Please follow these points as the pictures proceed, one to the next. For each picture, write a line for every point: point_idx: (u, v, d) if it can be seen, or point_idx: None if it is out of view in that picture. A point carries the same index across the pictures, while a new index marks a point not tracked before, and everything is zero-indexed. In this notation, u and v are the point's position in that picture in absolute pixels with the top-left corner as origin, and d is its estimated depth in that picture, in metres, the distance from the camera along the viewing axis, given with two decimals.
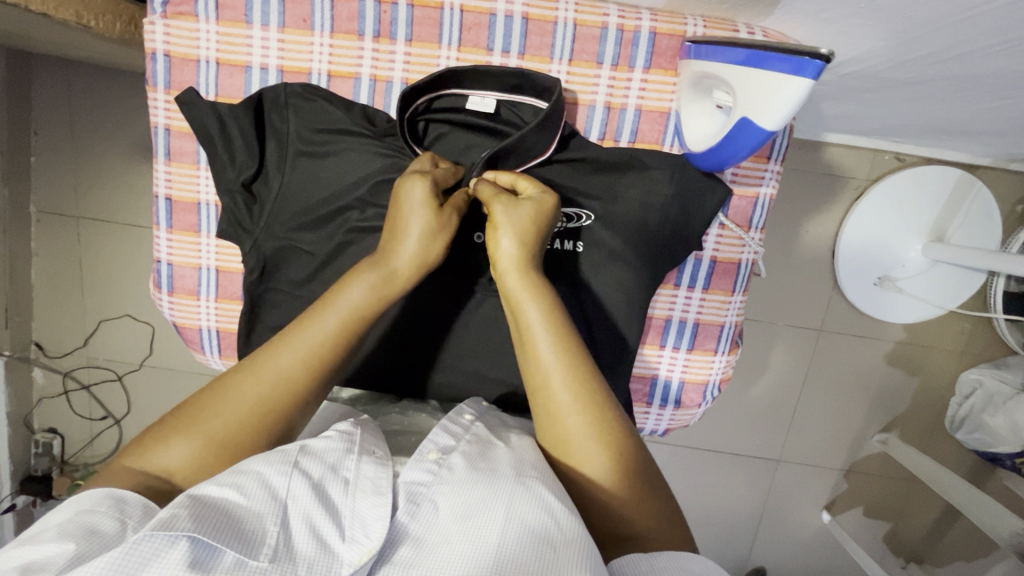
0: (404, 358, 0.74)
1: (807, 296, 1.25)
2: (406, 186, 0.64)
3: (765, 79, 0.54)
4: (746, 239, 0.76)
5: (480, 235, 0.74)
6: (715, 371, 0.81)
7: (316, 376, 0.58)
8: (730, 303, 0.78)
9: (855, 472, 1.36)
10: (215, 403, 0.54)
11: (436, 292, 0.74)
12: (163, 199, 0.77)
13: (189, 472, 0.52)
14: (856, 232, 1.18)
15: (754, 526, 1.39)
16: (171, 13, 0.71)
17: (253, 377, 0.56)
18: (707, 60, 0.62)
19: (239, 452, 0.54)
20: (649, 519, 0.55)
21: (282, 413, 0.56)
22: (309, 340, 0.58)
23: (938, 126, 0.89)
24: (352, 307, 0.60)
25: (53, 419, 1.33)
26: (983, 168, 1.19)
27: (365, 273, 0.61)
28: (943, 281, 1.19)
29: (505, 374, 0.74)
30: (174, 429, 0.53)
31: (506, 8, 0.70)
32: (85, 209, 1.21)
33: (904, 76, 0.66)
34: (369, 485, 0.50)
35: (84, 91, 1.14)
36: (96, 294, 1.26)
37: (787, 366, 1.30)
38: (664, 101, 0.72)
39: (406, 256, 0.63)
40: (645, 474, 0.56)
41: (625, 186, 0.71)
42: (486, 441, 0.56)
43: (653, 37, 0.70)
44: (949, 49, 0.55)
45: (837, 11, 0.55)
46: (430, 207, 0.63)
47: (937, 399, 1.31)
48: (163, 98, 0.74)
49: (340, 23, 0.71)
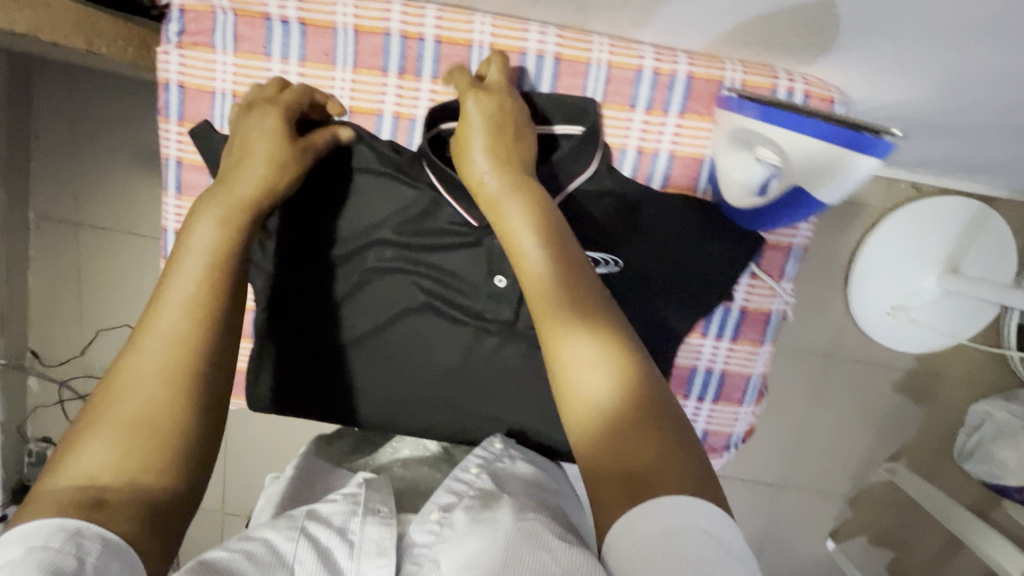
0: (422, 404, 0.72)
1: (816, 323, 1.24)
2: (258, 116, 0.64)
3: (835, 150, 0.55)
4: (779, 291, 0.74)
5: (502, 278, 0.69)
6: (740, 423, 0.79)
7: (195, 322, 0.52)
8: (758, 353, 0.76)
9: (860, 500, 1.35)
10: (117, 389, 0.49)
11: (460, 336, 0.71)
12: (172, 233, 0.74)
13: (117, 466, 0.45)
14: (870, 261, 1.16)
15: (758, 552, 1.38)
16: (186, 43, 0.69)
17: (139, 349, 0.50)
18: (753, 118, 0.60)
19: (161, 422, 0.48)
20: (633, 447, 0.45)
21: (195, 365, 0.51)
22: (178, 290, 0.53)
23: (963, 162, 0.88)
24: (207, 245, 0.56)
25: (46, 428, 1.29)
26: (1001, 199, 1.17)
27: (212, 209, 0.59)
28: (956, 312, 1.17)
29: (521, 418, 0.72)
30: (84, 428, 0.47)
31: (538, 47, 0.67)
32: (84, 215, 1.18)
33: (941, 122, 0.64)
34: (374, 547, 0.48)
35: (84, 95, 1.11)
36: (93, 302, 1.23)
37: (796, 392, 1.28)
38: (698, 147, 0.70)
39: (249, 183, 0.61)
40: (654, 400, 0.47)
41: (656, 230, 0.68)
42: (492, 492, 0.54)
43: (690, 82, 0.68)
44: (996, 101, 0.54)
45: (885, 65, 0.53)
46: (279, 134, 0.63)
47: (946, 429, 1.29)
48: (176, 130, 0.72)
49: (363, 58, 0.70)
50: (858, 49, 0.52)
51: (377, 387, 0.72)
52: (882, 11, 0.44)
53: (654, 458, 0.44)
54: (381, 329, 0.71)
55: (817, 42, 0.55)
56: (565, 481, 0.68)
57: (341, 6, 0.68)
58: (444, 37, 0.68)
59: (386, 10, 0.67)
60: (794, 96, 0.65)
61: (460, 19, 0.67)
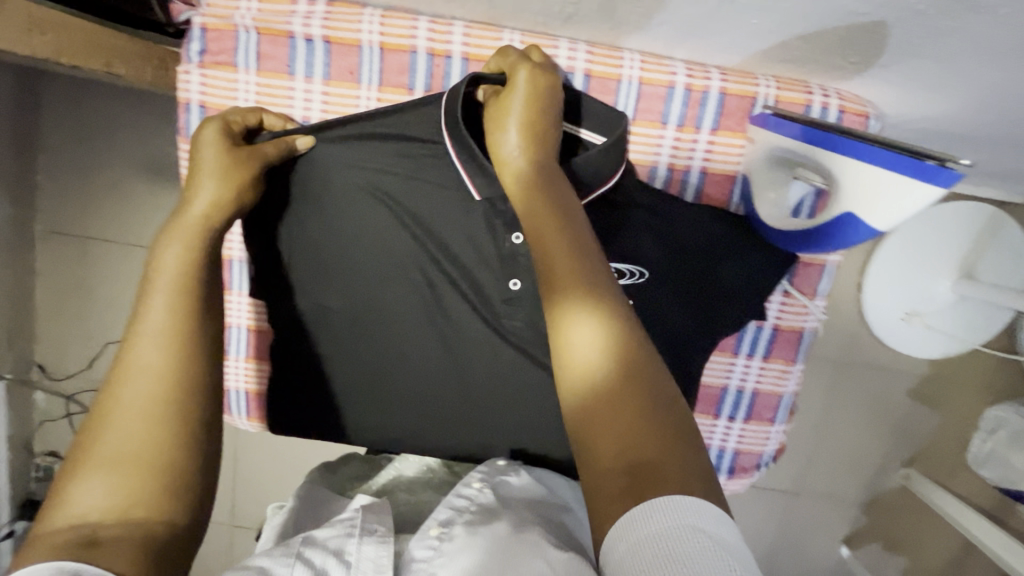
0: (445, 421, 0.70)
1: (830, 330, 1.24)
2: (197, 135, 0.61)
3: (887, 177, 0.52)
4: (812, 308, 0.72)
5: (517, 281, 0.66)
6: (771, 442, 0.78)
7: (176, 346, 0.49)
8: (790, 373, 0.76)
9: (875, 506, 1.34)
10: (98, 427, 0.45)
11: (479, 350, 0.69)
12: None
13: (109, 504, 0.43)
14: (885, 267, 1.15)
15: (772, 560, 1.37)
16: (208, 63, 0.69)
17: (120, 382, 0.47)
18: (794, 137, 0.60)
19: (148, 454, 0.45)
20: (637, 440, 0.42)
21: (175, 394, 0.47)
22: (148, 319, 0.49)
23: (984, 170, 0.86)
24: (178, 266, 0.52)
25: (54, 442, 1.27)
26: (1015, 205, 1.17)
27: (170, 230, 0.55)
28: (971, 318, 1.17)
29: (542, 436, 0.69)
30: (70, 471, 0.44)
31: (568, 63, 0.66)
32: (92, 228, 1.17)
33: (971, 135, 0.64)
34: (371, 567, 0.46)
35: (92, 106, 1.10)
36: (102, 315, 1.22)
37: (810, 399, 1.27)
38: (730, 164, 0.70)
39: (200, 205, 0.57)
40: (662, 397, 0.43)
41: (677, 238, 0.67)
42: (492, 510, 0.52)
43: (722, 98, 0.67)
44: None
45: (923, 83, 0.53)
46: (219, 146, 0.60)
47: (960, 435, 1.29)
48: None
49: (389, 76, 0.69)
50: (897, 67, 0.52)
51: (392, 406, 0.71)
52: (930, 31, 0.44)
53: (660, 453, 0.41)
54: (400, 344, 0.70)
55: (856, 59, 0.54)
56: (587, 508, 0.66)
57: (366, 23, 0.67)
58: (471, 53, 0.67)
59: (413, 27, 0.66)
60: (829, 111, 0.64)
61: (489, 35, 0.66)
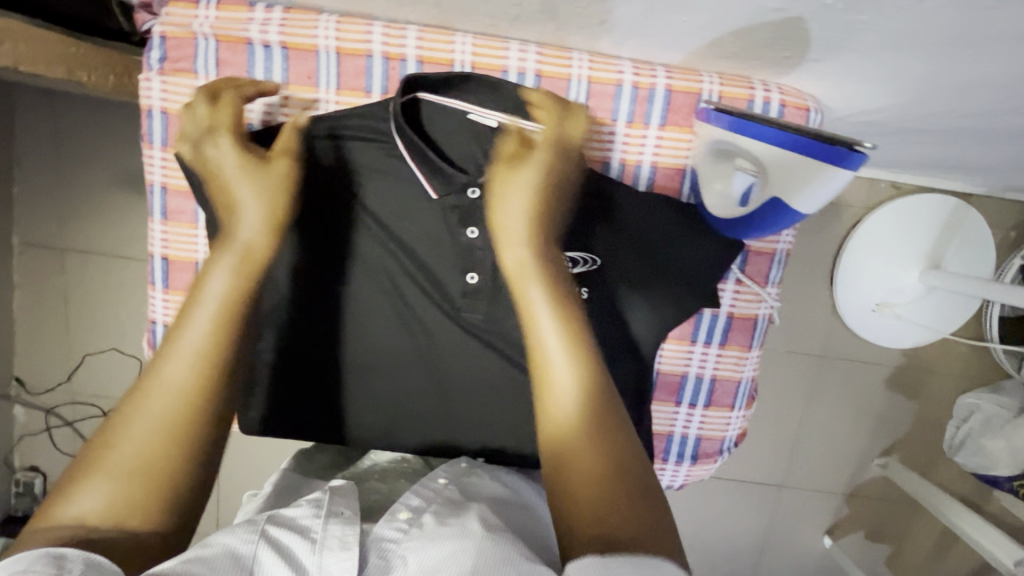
0: (415, 415, 0.71)
1: (805, 323, 1.26)
2: (214, 149, 0.64)
3: (801, 160, 0.54)
4: (763, 296, 0.75)
5: (474, 274, 0.68)
6: (731, 427, 0.80)
7: (205, 376, 0.52)
8: (746, 358, 0.77)
9: (856, 496, 1.36)
10: (115, 435, 0.48)
11: (447, 343, 0.71)
12: (159, 258, 0.72)
13: (106, 511, 0.45)
14: (854, 259, 1.18)
15: (757, 553, 1.38)
16: (168, 69, 0.69)
17: (143, 395, 0.51)
18: (731, 131, 0.61)
19: (157, 467, 0.48)
20: (614, 511, 0.48)
21: (199, 416, 0.51)
22: (190, 343, 0.53)
23: (941, 163, 0.89)
24: (219, 294, 0.57)
25: (34, 457, 1.27)
26: (978, 196, 1.20)
27: (221, 255, 0.60)
28: (939, 307, 1.19)
29: (510, 426, 0.71)
30: (80, 469, 0.47)
31: (519, 64, 0.68)
32: (70, 241, 1.17)
33: (916, 126, 0.66)
34: (337, 542, 0.47)
35: (68, 119, 1.11)
36: (81, 327, 1.21)
37: (788, 391, 1.29)
38: (680, 158, 0.71)
39: (247, 225, 0.62)
40: (636, 478, 0.50)
41: (634, 226, 0.70)
42: (458, 502, 0.55)
43: (669, 95, 0.68)
44: (970, 106, 0.55)
45: (863, 76, 0.54)
46: (245, 164, 0.63)
47: (935, 422, 1.31)
48: (160, 155, 0.70)
49: (346, 79, 0.69)
50: (829, 62, 0.53)
51: (368, 406, 0.71)
52: (850, 27, 0.44)
53: (633, 525, 0.47)
54: (366, 341, 0.71)
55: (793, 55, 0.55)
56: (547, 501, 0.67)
57: (323, 29, 0.67)
58: (426, 57, 0.67)
59: (368, 31, 0.67)
60: (771, 105, 0.66)
61: (442, 39, 0.67)
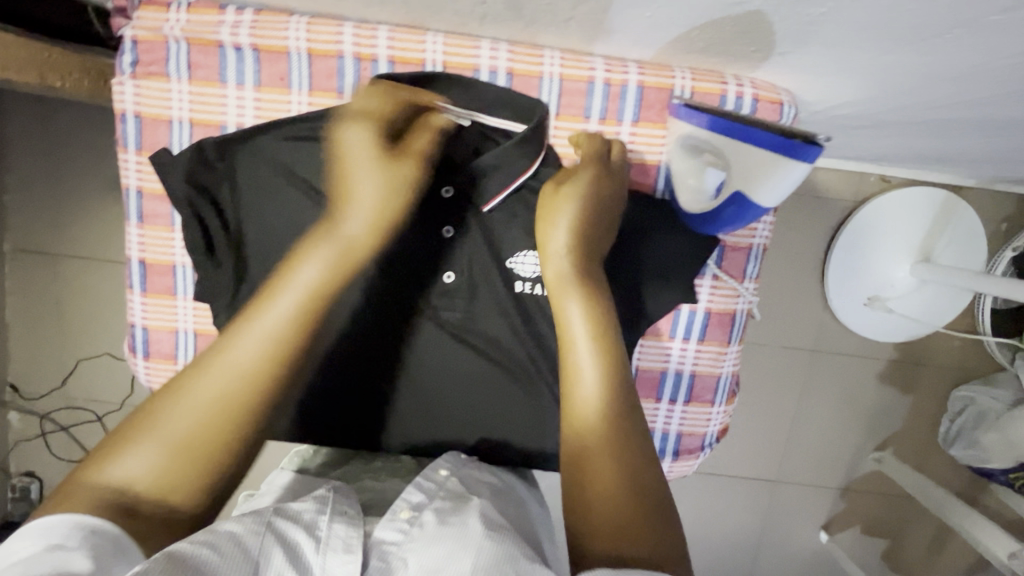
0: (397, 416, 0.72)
1: (798, 318, 1.25)
2: (347, 134, 0.64)
3: (753, 150, 0.56)
4: (741, 291, 0.75)
5: (451, 274, 0.70)
6: (713, 423, 0.80)
7: (275, 363, 0.53)
8: (726, 354, 0.77)
9: (852, 491, 1.36)
10: (172, 401, 0.49)
11: (427, 343, 0.71)
12: (136, 262, 0.71)
13: (153, 481, 0.46)
14: (845, 253, 1.17)
15: (753, 549, 1.38)
16: (140, 73, 0.67)
17: (210, 364, 0.51)
18: (704, 128, 0.62)
19: (208, 445, 0.48)
20: (629, 530, 0.46)
21: (258, 405, 0.51)
22: (267, 325, 0.54)
23: (929, 156, 0.88)
24: (308, 285, 0.57)
25: (30, 462, 1.27)
26: (968, 188, 1.19)
27: (321, 245, 0.60)
28: (932, 300, 1.19)
29: (490, 425, 0.72)
30: (135, 429, 0.48)
31: (490, 62, 0.66)
32: (62, 246, 1.17)
33: (895, 119, 0.65)
34: (340, 544, 0.46)
35: (57, 124, 1.11)
36: (75, 332, 1.22)
37: (782, 387, 1.29)
38: (655, 154, 0.71)
39: (355, 222, 0.62)
40: (656, 504, 0.49)
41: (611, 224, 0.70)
42: (461, 496, 0.55)
43: (641, 91, 0.68)
44: (946, 96, 0.55)
45: (830, 68, 0.54)
46: (376, 159, 0.63)
47: (930, 416, 1.31)
48: (135, 160, 0.69)
49: (318, 80, 0.67)
50: (797, 55, 0.53)
51: (349, 409, 0.71)
52: (810, 19, 0.44)
53: (645, 550, 0.45)
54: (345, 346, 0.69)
55: (761, 48, 0.54)
56: (531, 497, 0.68)
57: (293, 30, 0.65)
58: (398, 57, 0.65)
59: (338, 31, 0.65)
60: (744, 100, 0.66)
61: (413, 38, 0.65)
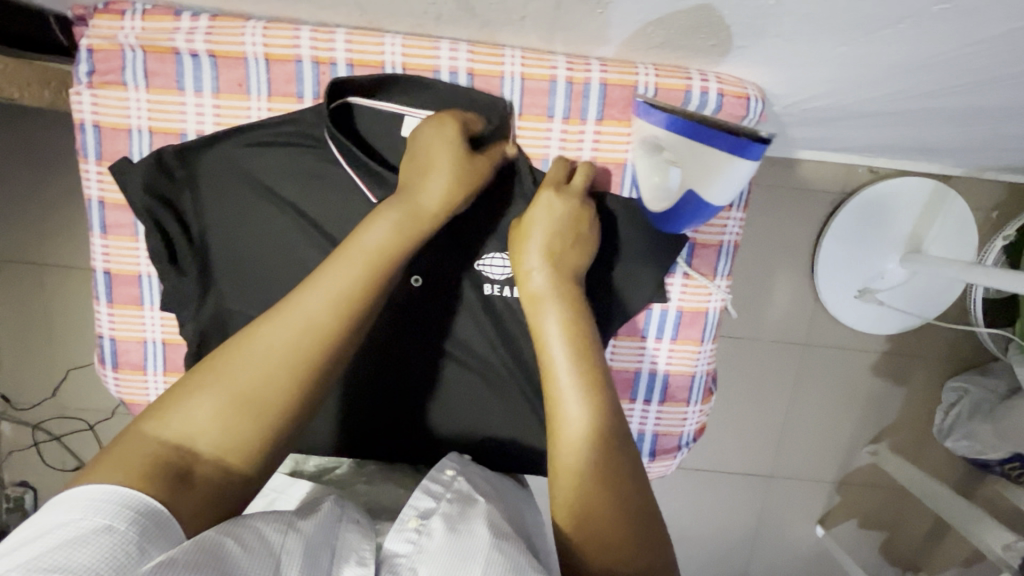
0: (368, 421, 0.72)
1: (788, 312, 1.24)
2: (427, 129, 0.63)
3: (711, 151, 0.58)
4: (712, 288, 0.74)
5: (418, 278, 0.70)
6: (689, 422, 0.79)
7: (340, 327, 0.52)
8: (700, 352, 0.77)
9: (847, 485, 1.35)
10: (235, 356, 0.50)
11: (398, 347, 0.71)
12: (101, 272, 0.71)
13: (214, 434, 0.47)
14: (834, 245, 1.16)
15: (749, 545, 1.37)
16: (97, 82, 0.66)
17: (276, 319, 0.51)
18: (661, 127, 0.63)
19: (266, 410, 0.49)
20: (616, 549, 0.49)
21: (318, 367, 0.51)
22: (333, 285, 0.53)
23: (915, 147, 0.87)
24: (373, 246, 0.56)
25: (24, 472, 1.28)
26: (957, 177, 1.18)
27: (388, 211, 0.58)
28: (922, 291, 1.18)
29: (460, 425, 0.73)
30: (202, 380, 0.49)
31: (450, 63, 0.65)
32: (47, 256, 1.17)
33: (869, 111, 0.65)
34: (354, 556, 0.44)
35: (36, 133, 1.10)
36: (63, 342, 1.22)
37: (773, 381, 1.28)
38: (619, 152, 0.70)
39: (433, 199, 0.60)
40: (645, 525, 0.51)
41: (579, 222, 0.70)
42: (469, 498, 0.54)
43: (605, 88, 0.67)
44: (915, 88, 0.55)
45: (791, 61, 0.53)
46: (454, 151, 0.62)
47: (924, 407, 1.30)
48: (95, 170, 0.68)
49: (277, 85, 0.66)
50: (756, 48, 0.52)
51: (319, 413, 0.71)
52: (761, 13, 0.43)
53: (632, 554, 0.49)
54: None
55: (720, 42, 0.54)
56: (526, 498, 0.69)
57: (249, 36, 0.64)
58: (356, 59, 0.64)
59: (295, 36, 0.63)
60: (709, 96, 0.65)
61: (371, 39, 0.64)
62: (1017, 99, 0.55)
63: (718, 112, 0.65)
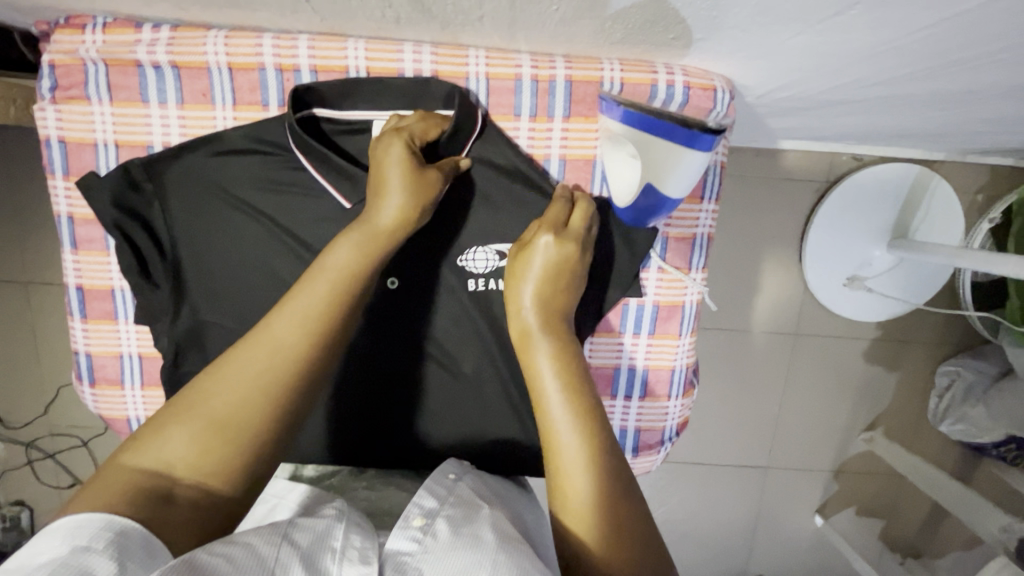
0: (352, 427, 0.72)
1: (778, 302, 1.24)
2: (383, 147, 0.62)
3: (670, 144, 0.60)
4: (688, 281, 0.74)
5: (394, 280, 0.70)
6: (671, 416, 0.79)
7: (310, 347, 0.52)
8: (679, 346, 0.76)
9: (844, 473, 1.35)
10: (208, 383, 0.50)
11: (378, 353, 0.71)
12: (74, 288, 0.71)
13: (191, 462, 0.47)
14: (821, 234, 1.16)
15: (749, 537, 1.37)
16: (61, 98, 0.66)
17: (249, 345, 0.52)
18: (620, 122, 0.64)
19: (243, 434, 0.48)
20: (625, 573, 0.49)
21: (292, 387, 0.51)
22: (302, 307, 0.53)
23: (895, 133, 0.87)
24: (338, 269, 0.56)
25: (20, 491, 1.27)
26: (941, 162, 1.18)
27: (348, 234, 0.58)
28: (910, 277, 1.18)
29: (443, 426, 0.73)
30: (175, 411, 0.48)
31: (414, 66, 0.65)
32: (33, 274, 1.16)
33: (839, 98, 0.65)
34: (357, 555, 0.44)
35: (15, 151, 1.10)
36: (54, 360, 1.21)
37: (766, 372, 1.28)
38: (588, 148, 0.70)
39: (388, 214, 0.59)
40: (648, 543, 0.51)
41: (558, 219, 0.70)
42: (471, 503, 0.53)
43: (570, 85, 0.67)
44: (880, 73, 0.55)
45: (752, 51, 0.53)
46: (407, 165, 0.61)
47: (917, 392, 1.30)
48: (63, 186, 0.68)
49: (241, 94, 0.66)
50: (715, 39, 0.52)
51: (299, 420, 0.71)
52: (710, 4, 0.43)
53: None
54: None
55: (680, 35, 0.54)
56: (525, 500, 0.68)
57: (211, 45, 0.64)
58: (320, 65, 0.65)
59: (257, 44, 0.64)
60: (675, 89, 0.65)
61: (334, 45, 0.64)
62: (983, 82, 0.56)
63: (685, 105, 0.65)
